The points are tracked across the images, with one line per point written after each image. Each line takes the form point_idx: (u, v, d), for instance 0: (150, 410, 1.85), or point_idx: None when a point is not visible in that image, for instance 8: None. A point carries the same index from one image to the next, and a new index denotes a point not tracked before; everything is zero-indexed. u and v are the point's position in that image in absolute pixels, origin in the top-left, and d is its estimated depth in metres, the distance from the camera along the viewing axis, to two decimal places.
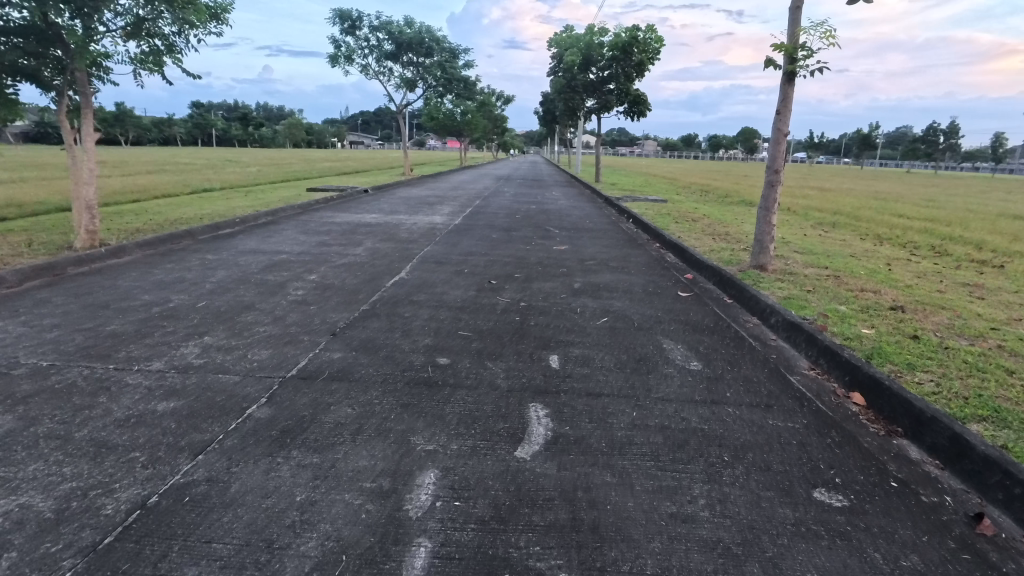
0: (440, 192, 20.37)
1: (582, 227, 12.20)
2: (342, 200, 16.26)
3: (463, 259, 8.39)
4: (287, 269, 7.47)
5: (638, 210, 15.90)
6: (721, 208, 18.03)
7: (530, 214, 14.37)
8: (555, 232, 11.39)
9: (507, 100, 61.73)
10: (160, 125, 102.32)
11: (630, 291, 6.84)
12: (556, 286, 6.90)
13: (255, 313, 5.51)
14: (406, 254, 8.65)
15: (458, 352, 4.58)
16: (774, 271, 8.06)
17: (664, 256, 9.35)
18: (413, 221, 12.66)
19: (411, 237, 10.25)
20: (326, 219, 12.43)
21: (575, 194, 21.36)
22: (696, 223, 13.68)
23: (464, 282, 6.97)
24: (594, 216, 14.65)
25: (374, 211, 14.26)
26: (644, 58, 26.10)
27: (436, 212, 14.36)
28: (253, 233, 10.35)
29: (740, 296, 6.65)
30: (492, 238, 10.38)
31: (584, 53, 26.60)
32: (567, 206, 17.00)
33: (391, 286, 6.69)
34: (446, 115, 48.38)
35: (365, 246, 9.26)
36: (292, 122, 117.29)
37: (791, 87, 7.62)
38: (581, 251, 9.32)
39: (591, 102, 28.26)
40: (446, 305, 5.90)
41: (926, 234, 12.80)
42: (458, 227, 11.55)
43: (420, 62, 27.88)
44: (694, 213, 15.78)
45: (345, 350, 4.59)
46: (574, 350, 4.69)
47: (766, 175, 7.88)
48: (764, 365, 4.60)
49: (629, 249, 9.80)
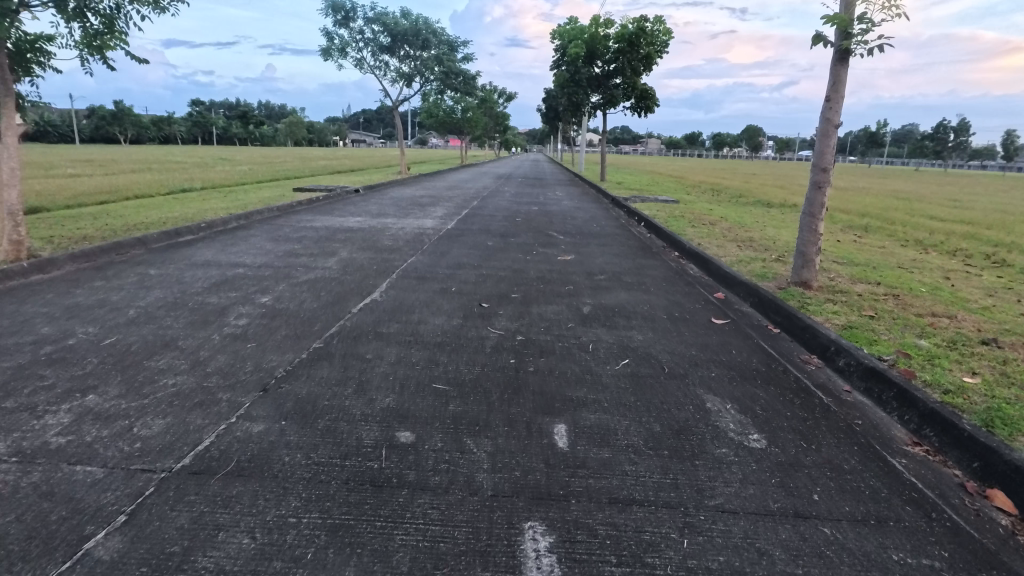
0: (435, 191, 19.11)
1: (589, 233, 10.92)
2: (327, 202, 15.01)
3: (451, 273, 7.11)
4: (237, 288, 6.20)
5: (648, 211, 14.62)
6: (738, 209, 16.75)
7: (531, 217, 13.09)
8: (558, 238, 10.11)
9: (509, 97, 60.47)
10: (159, 123, 101.36)
11: (651, 317, 5.55)
12: (560, 311, 5.63)
13: (171, 355, 4.24)
14: (384, 267, 7.38)
15: (427, 422, 3.31)
16: (820, 289, 6.76)
17: (685, 268, 8.05)
18: (400, 225, 11.40)
19: (396, 245, 8.98)
20: (304, 223, 11.16)
21: (579, 194, 20.06)
22: (715, 227, 12.38)
23: (448, 306, 5.69)
24: (602, 219, 13.34)
25: (360, 213, 12.99)
26: (651, 52, 24.89)
27: (429, 214, 13.09)
28: (216, 241, 9.11)
29: (788, 326, 5.38)
30: (488, 245, 9.11)
31: (588, 46, 25.31)
32: (571, 207, 15.71)
33: (357, 312, 5.42)
34: (445, 112, 47.14)
35: (339, 257, 8.01)
36: (292, 120, 116.11)
37: (844, 69, 6.33)
38: (590, 262, 8.04)
39: (595, 97, 26.97)
40: (422, 342, 4.63)
41: (971, 240, 11.50)
42: (449, 233, 10.26)
43: (417, 56, 26.60)
44: (711, 215, 14.48)
45: (271, 418, 3.32)
46: (587, 417, 3.42)
47: (812, 174, 6.59)
48: (850, 441, 3.34)
49: (645, 259, 8.51)
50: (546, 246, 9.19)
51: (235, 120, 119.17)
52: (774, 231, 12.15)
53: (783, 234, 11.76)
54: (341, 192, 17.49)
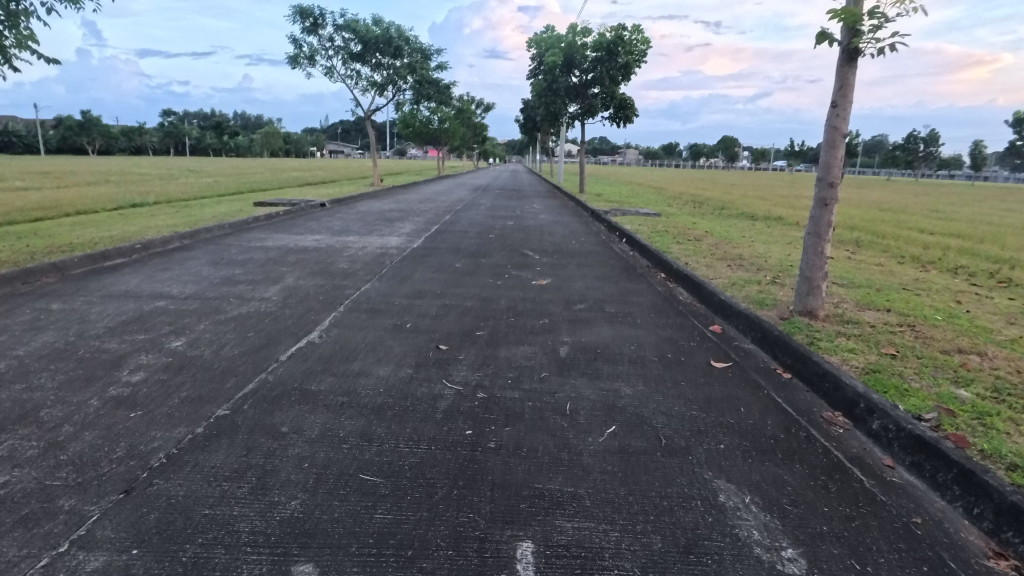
0: (406, 205, 18.18)
1: (567, 251, 10.05)
2: (288, 217, 13.98)
3: (409, 304, 6.16)
4: (148, 329, 5.20)
5: (630, 225, 13.86)
6: (722, 222, 16.08)
7: (506, 233, 12.21)
8: (534, 258, 9.23)
9: (487, 108, 59.88)
10: (128, 134, 98.90)
11: (641, 360, 4.68)
12: (533, 354, 4.72)
13: (21, 436, 3.24)
14: (333, 297, 6.41)
15: (340, 547, 2.38)
16: (827, 319, 5.97)
17: (674, 293, 7.22)
18: (362, 244, 10.44)
19: (352, 268, 8.01)
20: (255, 243, 10.14)
21: (558, 207, 19.25)
22: (702, 243, 11.61)
23: (399, 349, 4.75)
24: (581, 234, 12.50)
25: (320, 230, 11.98)
26: (630, 61, 24.34)
27: (395, 231, 12.11)
28: (147, 265, 8.05)
29: (801, 370, 4.55)
30: (456, 267, 8.20)
31: (566, 54, 24.66)
32: (549, 221, 14.88)
33: (284, 361, 4.45)
34: (422, 122, 46.28)
35: (284, 284, 7.02)
36: (267, 130, 114.20)
37: (852, 71, 5.59)
38: (568, 288, 7.17)
39: (574, 107, 26.35)
40: (358, 405, 3.68)
41: (969, 255, 10.93)
42: (414, 253, 9.31)
43: (389, 64, 25.72)
44: (697, 230, 13.75)
45: (119, 546, 2.36)
46: (561, 528, 2.52)
47: (817, 190, 5.83)
48: (914, 556, 2.49)
49: (629, 282, 7.66)
50: (520, 268, 8.31)
51: (209, 130, 116.82)
52: (764, 247, 11.42)
53: (774, 250, 11.03)
54: (305, 206, 16.42)
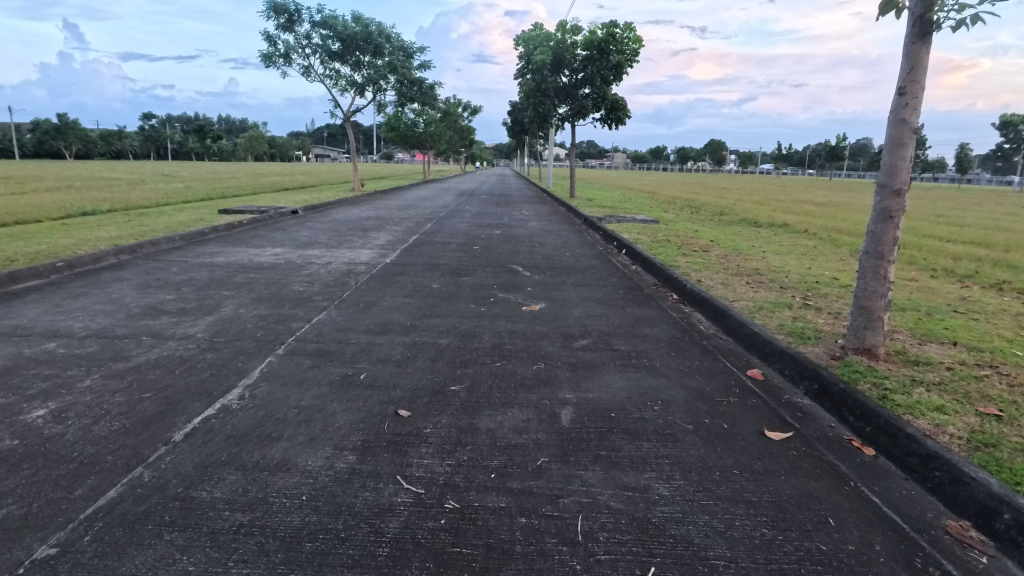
0: (386, 212, 16.90)
1: (561, 266, 8.83)
2: (252, 227, 12.65)
3: (370, 343, 4.90)
4: (11, 388, 3.89)
5: (628, 234, 12.70)
6: (726, 230, 14.99)
7: (492, 244, 10.99)
8: (524, 276, 8.00)
9: (474, 111, 58.70)
10: (108, 138, 96.61)
11: (671, 432, 3.46)
12: (525, 424, 3.48)
13: None
14: (274, 333, 5.14)
15: None
16: (889, 358, 4.81)
17: (693, 321, 6.01)
18: (329, 258, 9.15)
19: (308, 291, 6.73)
20: (203, 258, 8.81)
21: (548, 214, 18.04)
22: (709, 255, 10.44)
23: (344, 418, 3.49)
24: (576, 246, 11.28)
25: (284, 242, 10.68)
26: (621, 60, 23.27)
27: (368, 243, 10.82)
28: (60, 289, 6.71)
29: (888, 446, 3.36)
30: (432, 290, 6.94)
31: (555, 53, 23.53)
32: (540, 230, 13.67)
33: (177, 444, 3.17)
34: (407, 125, 45.01)
35: (219, 315, 5.73)
36: (250, 134, 112.20)
37: (925, 47, 4.44)
38: (566, 316, 5.95)
39: (563, 108, 25.22)
40: (261, 534, 2.42)
41: (1005, 268, 9.88)
42: (385, 271, 8.04)
43: (369, 63, 24.41)
44: (700, 239, 12.61)
45: None
46: None
47: (879, 199, 4.67)
48: None
49: (638, 307, 6.44)
50: (508, 289, 7.06)
51: (191, 134, 114.59)
52: (779, 259, 10.27)
53: (791, 263, 9.89)
54: (273, 214, 15.06)
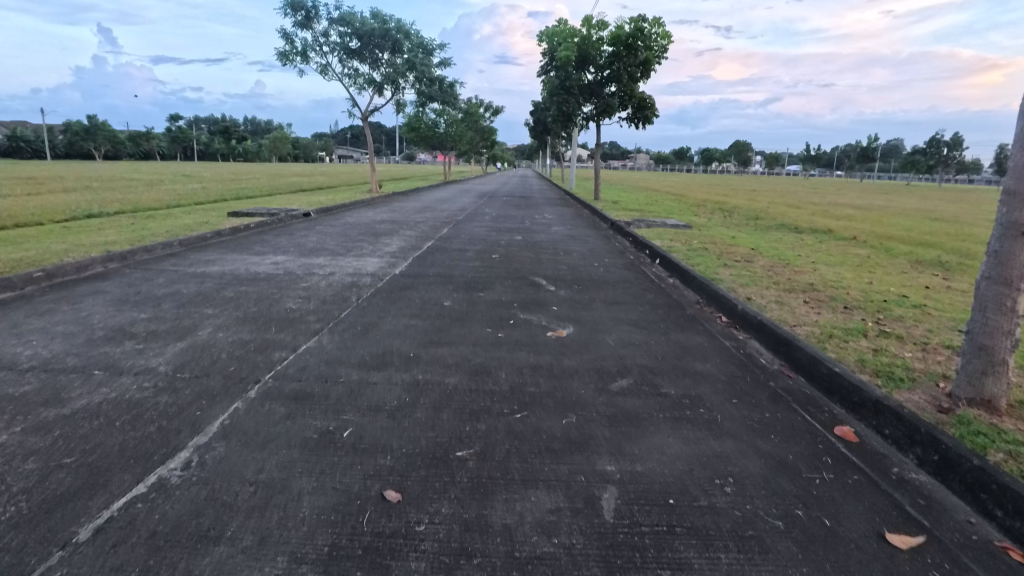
0: (401, 215, 16.11)
1: (590, 279, 7.89)
2: (258, 231, 11.92)
3: (361, 384, 4.02)
4: None
5: (660, 241, 11.70)
6: (765, 235, 13.90)
7: (512, 251, 10.07)
8: (548, 290, 7.08)
9: (496, 111, 57.91)
10: (136, 139, 98.16)
11: (756, 534, 2.52)
12: (556, 517, 2.57)
13: None
14: (250, 367, 4.28)
15: None
16: (1014, 411, 3.80)
17: (751, 352, 5.03)
18: (333, 267, 8.32)
19: (302, 310, 5.88)
20: (195, 268, 8.04)
21: (572, 217, 17.08)
22: (754, 265, 9.40)
23: (311, 505, 2.61)
24: (603, 254, 10.30)
25: (289, 249, 9.89)
26: (650, 56, 22.25)
27: (379, 249, 10.00)
28: (26, 306, 5.94)
29: None
30: (443, 309, 6.05)
31: (580, 49, 22.55)
32: (563, 236, 12.74)
33: (80, 547, 2.32)
34: (428, 125, 44.39)
35: (192, 340, 4.89)
36: (274, 135, 113.00)
37: None
38: (599, 345, 5.00)
39: (588, 107, 24.24)
40: None
41: None
42: (392, 284, 7.17)
43: (388, 60, 23.69)
44: (740, 247, 11.55)
45: None
46: None
47: (1006, 212, 3.68)
48: None
49: (682, 333, 5.47)
50: (531, 309, 6.14)
51: (217, 134, 115.77)
52: (832, 272, 9.21)
53: (847, 277, 8.82)
54: (284, 216, 14.34)
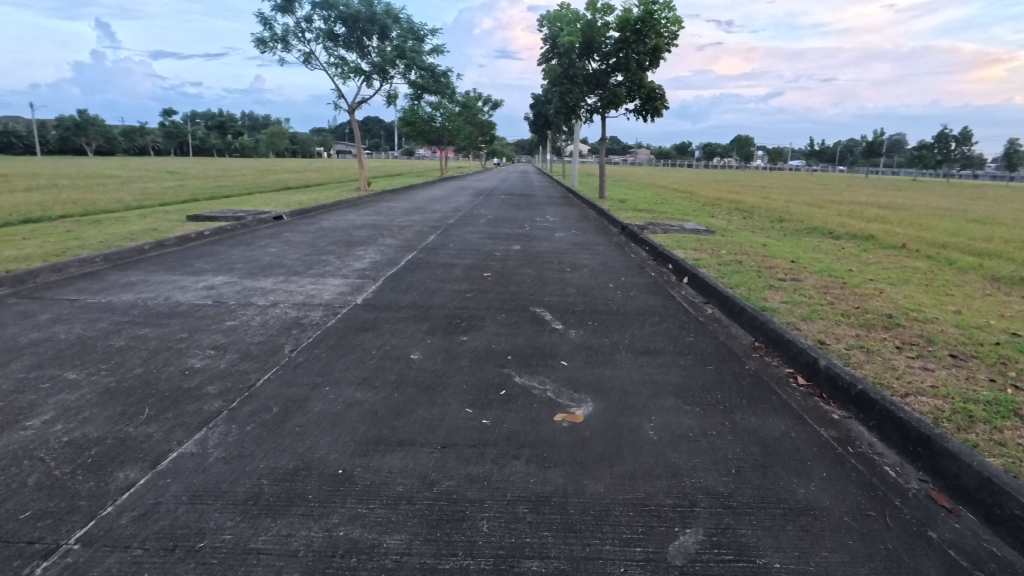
0: (386, 219, 14.29)
1: (608, 310, 6.13)
2: (210, 242, 10.13)
3: (231, 559, 2.28)
4: None
5: (683, 252, 9.93)
6: (800, 243, 12.14)
7: (508, 267, 8.29)
8: (555, 331, 5.32)
9: (495, 105, 55.81)
10: (130, 134, 96.24)
11: None
12: None
13: None
14: (54, 514, 2.52)
15: None
16: None
17: (867, 455, 3.29)
18: (281, 293, 6.55)
19: (204, 375, 4.11)
20: (102, 297, 6.26)
21: (577, 220, 15.31)
22: (805, 286, 7.64)
23: None
24: (619, 269, 8.54)
25: (237, 265, 8.10)
26: (660, 43, 20.50)
27: (346, 265, 8.23)
28: None
29: None
30: (407, 369, 4.27)
31: (584, 35, 20.73)
32: (570, 244, 10.96)
33: None
34: (424, 119, 42.40)
35: (3, 442, 3.13)
36: (271, 130, 111.04)
37: None
38: (635, 445, 3.26)
39: (593, 98, 22.43)
40: None
41: None
42: (346, 324, 5.38)
43: (377, 47, 21.84)
44: (777, 258, 9.81)
45: None
46: None
47: None
48: None
49: (752, 414, 3.73)
50: (532, 367, 4.36)
51: (213, 129, 113.73)
52: (904, 295, 7.47)
53: (927, 302, 7.08)
54: (249, 220, 12.56)
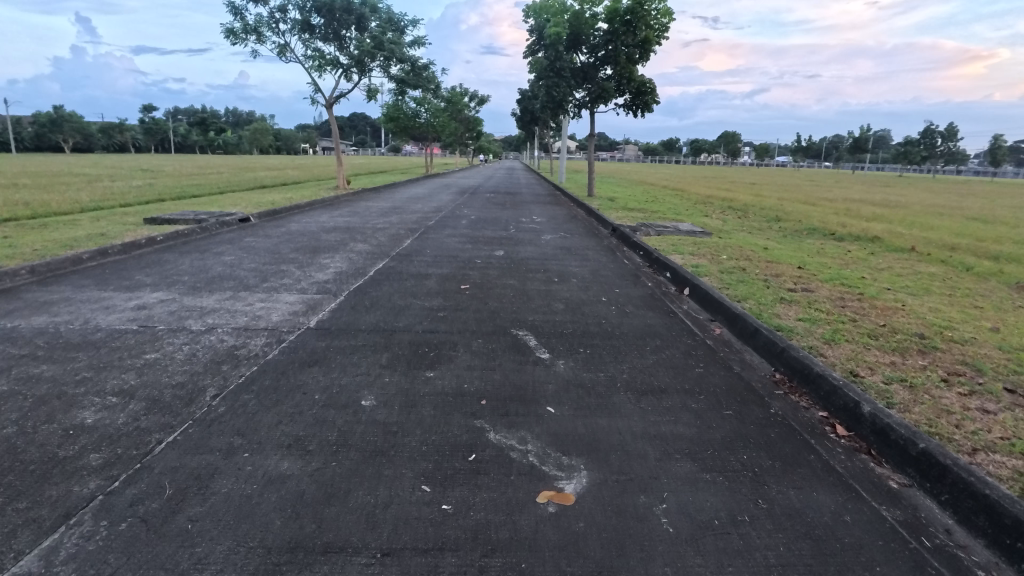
0: (362, 220, 13.34)
1: (601, 333, 5.29)
2: (160, 249, 9.15)
3: None
4: None
5: (680, 258, 9.12)
6: (802, 245, 11.41)
7: (488, 278, 7.42)
8: (540, 363, 4.47)
9: (481, 100, 54.77)
10: (108, 130, 94.02)
11: None
12: None
13: None
14: None
15: None
16: None
17: (949, 550, 2.51)
18: (223, 313, 5.63)
19: (91, 437, 3.21)
20: (7, 321, 5.30)
21: (565, 220, 14.46)
22: (819, 299, 6.86)
23: None
24: (611, 279, 7.71)
25: (181, 278, 7.16)
26: (650, 35, 19.70)
27: (307, 277, 7.31)
28: None
29: None
30: (352, 425, 3.39)
31: (571, 26, 19.85)
32: (558, 249, 10.12)
33: None
34: (408, 114, 41.28)
35: None
36: (254, 127, 109.11)
37: None
38: (645, 545, 2.43)
39: (580, 93, 21.58)
40: None
41: None
42: (290, 355, 4.49)
43: (355, 38, 20.80)
44: (782, 265, 9.03)
45: None
46: None
47: None
48: None
49: (790, 486, 2.93)
50: (510, 418, 3.51)
51: (194, 125, 111.48)
52: (929, 308, 6.72)
53: (955, 317, 6.34)
54: (210, 224, 11.57)
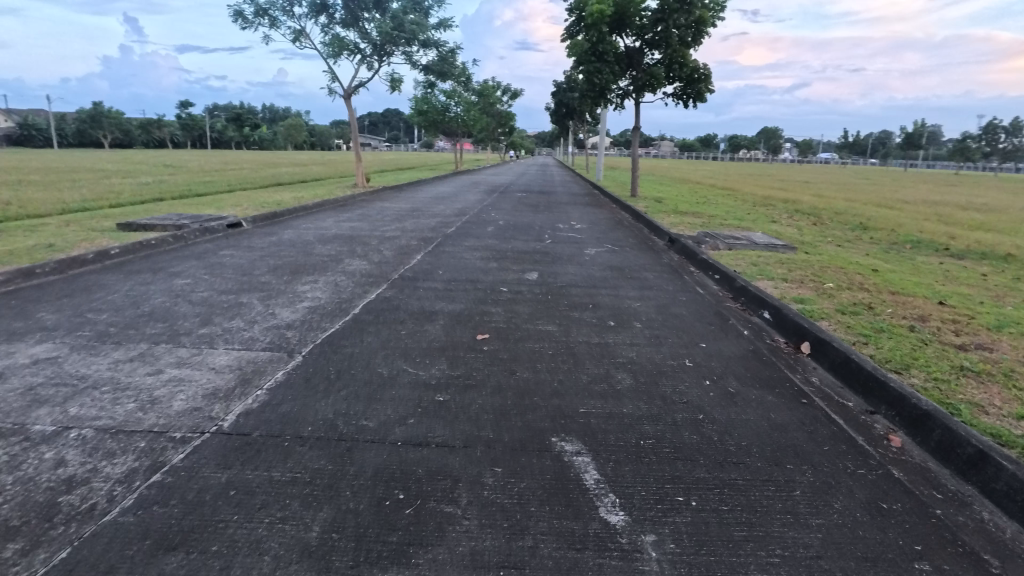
0: (371, 226, 11.36)
1: (706, 452, 3.11)
2: (107, 267, 7.29)
3: None
4: None
5: (773, 287, 6.84)
6: (918, 265, 8.96)
7: (516, 321, 5.28)
8: (610, 544, 2.35)
9: (514, 95, 52.71)
10: (149, 126, 95.33)
11: None
12: None
13: None
14: None
15: None
16: None
17: None
18: (104, 391, 3.63)
19: None
20: None
21: (610, 228, 12.27)
22: (1016, 368, 4.53)
23: None
24: (691, 323, 5.50)
25: (96, 317, 5.21)
26: (705, 14, 17.26)
27: (267, 316, 5.29)
28: None
29: None
30: None
31: (615, 5, 17.48)
32: (607, 269, 7.94)
33: None
34: (437, 108, 39.49)
35: None
36: (289, 122, 109.47)
37: None
38: None
39: (624, 81, 19.17)
40: None
41: None
42: (145, 520, 2.42)
43: (374, 20, 18.90)
44: (915, 299, 6.67)
45: None
46: None
47: None
48: None
49: None
50: None
51: (229, 122, 112.32)
52: None
53: None
54: (188, 230, 9.70)
